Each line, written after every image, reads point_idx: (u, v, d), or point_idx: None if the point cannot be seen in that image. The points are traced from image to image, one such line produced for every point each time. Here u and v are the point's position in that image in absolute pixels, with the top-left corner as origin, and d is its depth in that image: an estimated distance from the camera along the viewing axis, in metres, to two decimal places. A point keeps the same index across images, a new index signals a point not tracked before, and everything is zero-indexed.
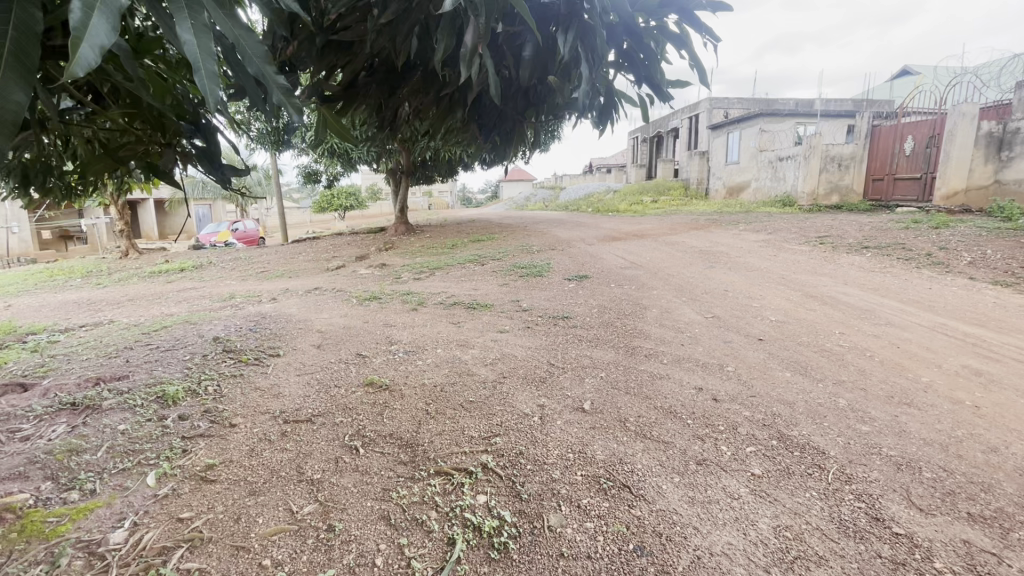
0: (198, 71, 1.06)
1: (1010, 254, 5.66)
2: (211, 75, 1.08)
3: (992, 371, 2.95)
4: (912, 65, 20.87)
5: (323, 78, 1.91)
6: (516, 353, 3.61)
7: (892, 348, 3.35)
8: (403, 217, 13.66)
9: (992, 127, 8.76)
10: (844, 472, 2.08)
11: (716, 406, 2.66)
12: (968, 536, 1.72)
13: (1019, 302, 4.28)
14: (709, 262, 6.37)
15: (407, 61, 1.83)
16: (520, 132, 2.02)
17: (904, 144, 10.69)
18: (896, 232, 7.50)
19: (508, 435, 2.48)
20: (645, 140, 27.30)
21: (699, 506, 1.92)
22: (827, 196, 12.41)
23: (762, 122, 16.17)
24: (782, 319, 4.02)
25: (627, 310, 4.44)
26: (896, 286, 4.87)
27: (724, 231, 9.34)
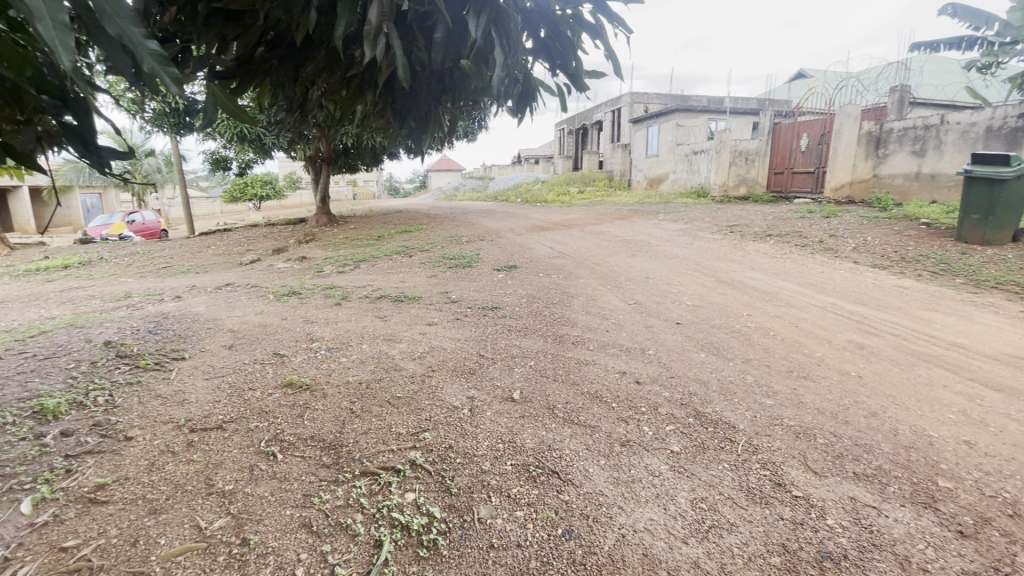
0: (42, 19, 1.13)
1: (887, 241, 6.38)
2: (59, 22, 1.15)
3: (873, 345, 3.32)
4: (806, 68, 22.88)
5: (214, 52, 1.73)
6: (446, 345, 3.56)
7: (791, 327, 3.67)
8: (324, 208, 12.96)
9: (872, 127, 9.84)
10: (751, 444, 2.24)
11: (639, 388, 2.78)
12: (855, 493, 1.92)
13: (893, 283, 4.85)
14: (632, 251, 6.65)
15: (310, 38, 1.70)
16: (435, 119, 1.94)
17: (800, 141, 11.71)
18: (794, 221, 8.24)
19: (437, 429, 2.43)
20: (571, 133, 27.95)
21: (623, 486, 2.00)
22: (736, 188, 13.23)
23: (678, 117, 16.99)
24: (697, 303, 4.27)
25: (555, 299, 4.52)
26: (795, 270, 5.35)
27: (646, 221, 9.76)
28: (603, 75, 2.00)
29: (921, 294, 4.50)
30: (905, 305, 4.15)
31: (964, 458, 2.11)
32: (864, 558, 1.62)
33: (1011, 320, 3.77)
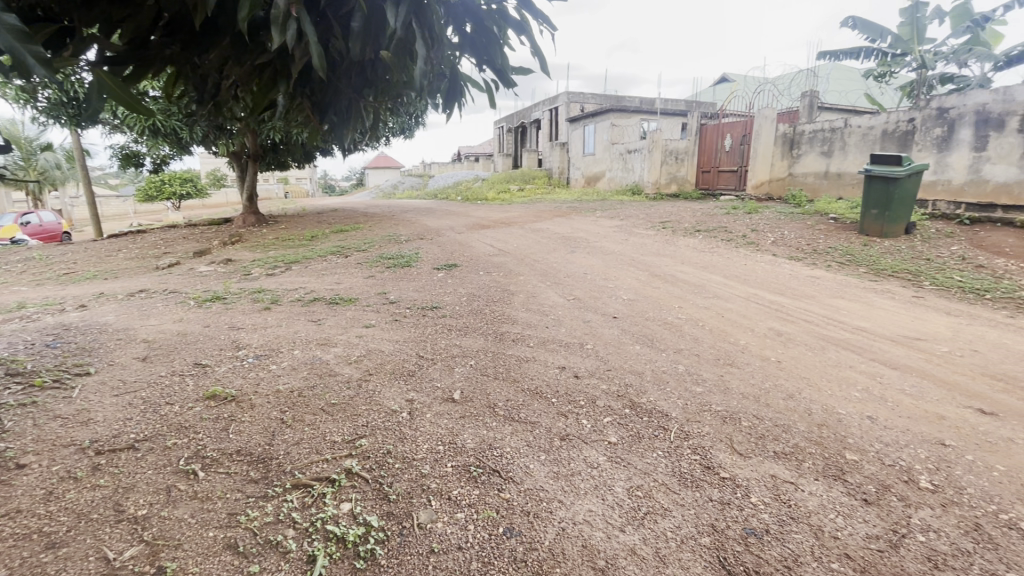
0: None
1: (801, 234, 6.90)
2: None
3: (789, 331, 3.58)
4: (729, 73, 24.28)
5: (100, 35, 1.59)
6: (383, 347, 3.45)
7: (718, 317, 3.88)
8: (252, 207, 12.26)
9: (786, 129, 10.60)
10: (683, 430, 2.35)
11: (577, 382, 2.84)
12: (775, 470, 2.06)
13: (807, 273, 5.25)
14: (571, 247, 6.77)
15: (209, 23, 1.60)
16: (358, 114, 1.86)
17: (724, 141, 12.42)
18: (720, 217, 8.72)
19: (374, 435, 2.36)
20: (510, 131, 28.13)
21: (563, 479, 2.03)
22: (668, 186, 13.83)
23: (613, 117, 17.51)
24: (633, 297, 4.42)
25: (495, 297, 4.52)
26: (721, 264, 5.66)
27: (584, 218, 9.98)
28: (532, 72, 2.01)
29: (830, 283, 4.91)
30: (817, 294, 4.50)
31: (867, 432, 2.31)
32: (784, 531, 1.74)
33: (905, 305, 4.19)
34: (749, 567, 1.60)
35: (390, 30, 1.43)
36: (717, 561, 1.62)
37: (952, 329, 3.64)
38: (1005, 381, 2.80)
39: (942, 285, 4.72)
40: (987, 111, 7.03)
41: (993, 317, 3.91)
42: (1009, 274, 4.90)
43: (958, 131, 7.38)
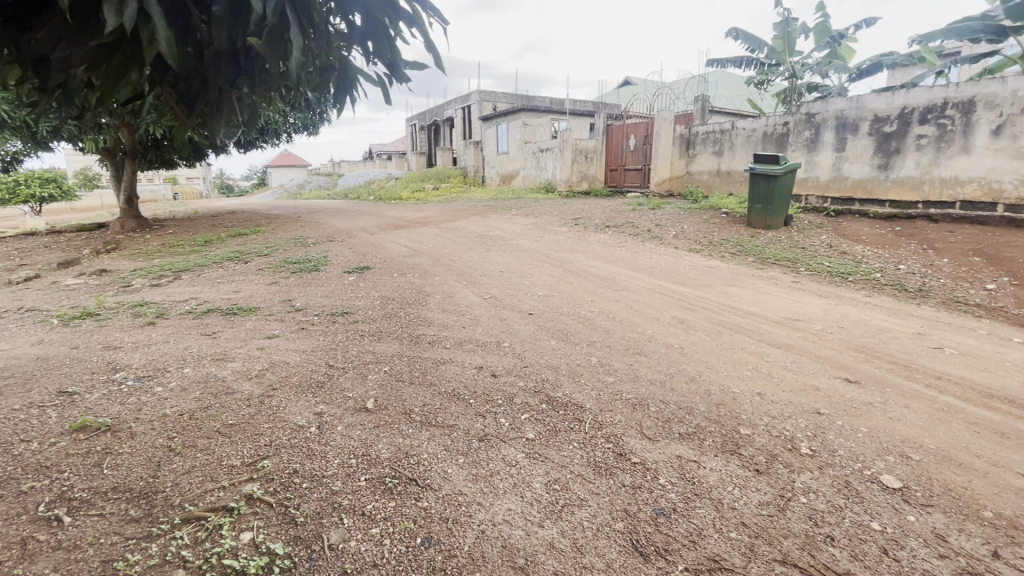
0: None
1: (698, 228, 7.46)
2: None
3: (690, 319, 3.84)
4: (631, 77, 25.66)
5: None
6: (289, 359, 3.23)
7: (627, 308, 4.07)
8: (132, 209, 10.98)
9: (682, 130, 11.40)
10: (597, 421, 2.42)
11: (495, 381, 2.84)
12: (680, 451, 2.19)
13: (703, 264, 5.67)
14: (487, 246, 6.78)
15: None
16: (232, 105, 1.65)
17: (629, 141, 13.09)
18: (628, 213, 9.18)
19: (279, 454, 2.19)
20: (423, 129, 27.69)
21: (482, 481, 2.01)
22: (579, 184, 14.34)
23: (524, 117, 17.79)
24: (547, 293, 4.51)
25: (410, 299, 4.40)
26: (630, 258, 5.95)
27: (499, 216, 10.06)
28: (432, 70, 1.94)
29: (724, 272, 5.34)
30: (713, 282, 4.88)
31: (758, 407, 2.54)
32: (689, 508, 1.85)
33: (786, 289, 4.66)
34: (659, 546, 1.68)
35: (259, 16, 1.31)
36: (630, 544, 1.69)
37: (823, 309, 4.11)
38: (866, 353, 3.22)
39: (815, 270, 5.32)
40: (844, 117, 8.02)
41: (855, 297, 4.47)
42: (866, 259, 5.64)
43: (823, 134, 8.35)
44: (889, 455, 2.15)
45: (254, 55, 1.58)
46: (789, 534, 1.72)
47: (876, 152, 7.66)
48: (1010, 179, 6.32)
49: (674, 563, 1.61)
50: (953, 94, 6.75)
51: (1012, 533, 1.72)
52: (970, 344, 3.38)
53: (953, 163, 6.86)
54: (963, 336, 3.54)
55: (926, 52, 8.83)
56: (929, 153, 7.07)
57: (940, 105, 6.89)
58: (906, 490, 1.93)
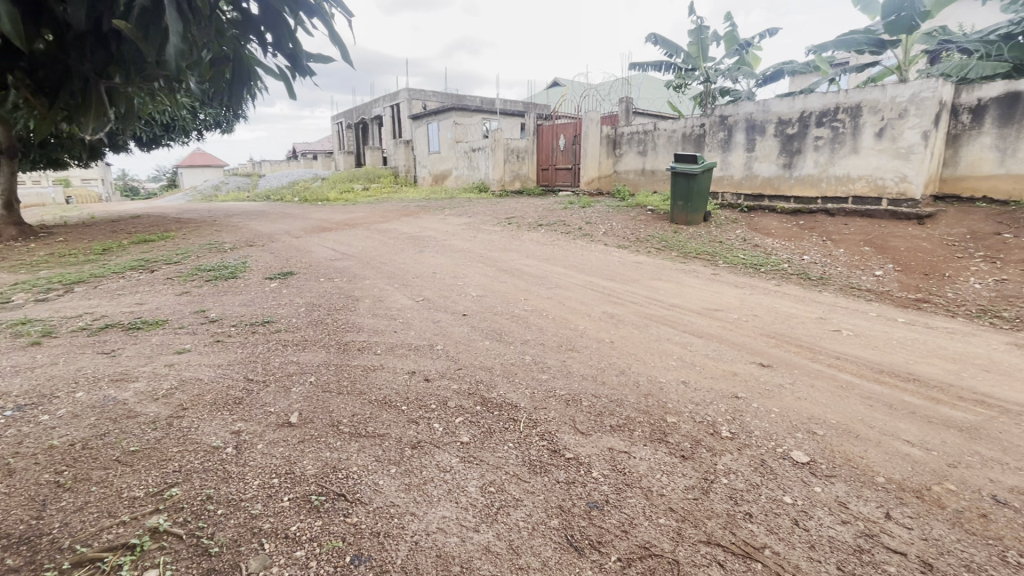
0: None
1: (626, 225, 7.73)
2: None
3: (620, 313, 3.96)
4: (559, 78, 26.17)
5: None
6: (201, 375, 2.98)
7: (559, 306, 4.13)
8: (12, 216, 9.71)
9: (608, 131, 11.77)
10: (531, 419, 2.44)
11: (428, 386, 2.77)
12: (611, 443, 2.24)
13: (632, 260, 5.89)
14: (419, 247, 6.64)
15: None
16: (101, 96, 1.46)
17: (559, 141, 13.35)
18: (559, 212, 9.35)
19: (191, 481, 2.01)
20: (350, 127, 26.72)
21: (415, 490, 1.95)
22: (511, 183, 14.45)
23: (455, 116, 17.62)
24: (481, 293, 4.48)
25: (338, 305, 4.21)
26: (562, 255, 6.05)
27: (432, 216, 9.90)
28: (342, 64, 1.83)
29: (651, 267, 5.57)
30: (640, 277, 5.07)
31: (683, 395, 2.66)
32: (621, 498, 1.90)
33: (706, 282, 4.93)
34: (592, 540, 1.70)
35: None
36: (565, 540, 1.70)
37: (740, 299, 4.39)
38: (777, 338, 3.47)
39: (732, 263, 5.68)
40: (753, 120, 8.63)
41: (767, 287, 4.82)
42: (775, 251, 6.09)
43: (735, 135, 8.94)
44: (798, 432, 2.32)
45: (127, 41, 1.41)
46: (712, 515, 1.81)
47: (781, 153, 8.31)
48: (891, 176, 7.07)
49: (607, 554, 1.65)
50: (843, 100, 7.43)
51: (900, 495, 1.91)
52: (864, 326, 3.74)
53: (845, 162, 7.57)
54: (858, 319, 3.91)
55: (820, 61, 9.68)
56: (826, 153, 7.76)
57: (833, 110, 7.58)
58: (812, 464, 2.09)
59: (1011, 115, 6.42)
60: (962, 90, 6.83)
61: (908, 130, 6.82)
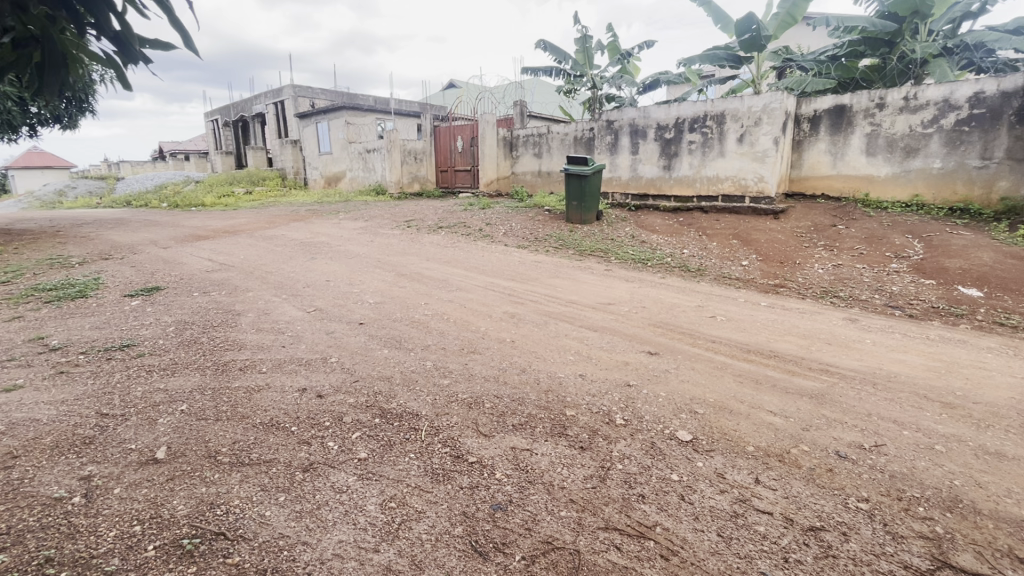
0: None
1: (525, 225, 7.90)
2: None
3: (520, 312, 4.02)
4: (455, 80, 26.08)
5: None
6: (39, 415, 2.51)
7: (460, 308, 4.09)
8: None
9: (505, 134, 12.05)
10: (433, 426, 2.38)
11: (321, 403, 2.59)
12: (514, 442, 2.26)
13: (531, 259, 6.02)
14: (311, 254, 6.23)
15: None
16: None
17: (457, 142, 13.30)
18: (460, 214, 9.33)
19: (22, 542, 1.67)
20: (228, 125, 24.45)
21: (307, 517, 1.81)
22: (410, 185, 14.13)
23: (346, 114, 16.72)
24: (379, 300, 4.31)
25: (215, 321, 3.80)
26: (461, 257, 6.02)
27: (325, 221, 9.35)
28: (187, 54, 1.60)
29: (550, 265, 5.74)
30: (540, 276, 5.20)
31: (580, 388, 2.76)
32: (523, 497, 1.92)
33: (600, 277, 5.20)
34: (497, 542, 1.70)
35: None
36: (470, 547, 1.68)
37: (630, 292, 4.67)
38: (663, 327, 3.74)
39: (622, 259, 6.04)
40: (635, 124, 9.26)
41: (653, 280, 5.19)
42: (660, 246, 6.59)
43: (620, 139, 9.52)
44: (682, 412, 2.52)
45: None
46: (610, 501, 1.90)
47: (661, 155, 9.01)
48: (752, 177, 7.98)
49: (511, 554, 1.65)
50: (710, 109, 8.25)
51: (766, 460, 2.15)
52: (734, 311, 4.18)
53: (714, 165, 8.40)
54: (731, 305, 4.34)
55: (690, 73, 10.66)
56: (698, 156, 8.56)
57: (703, 117, 8.38)
58: (695, 441, 2.28)
59: (840, 124, 7.55)
60: (802, 102, 7.90)
61: (763, 136, 7.75)
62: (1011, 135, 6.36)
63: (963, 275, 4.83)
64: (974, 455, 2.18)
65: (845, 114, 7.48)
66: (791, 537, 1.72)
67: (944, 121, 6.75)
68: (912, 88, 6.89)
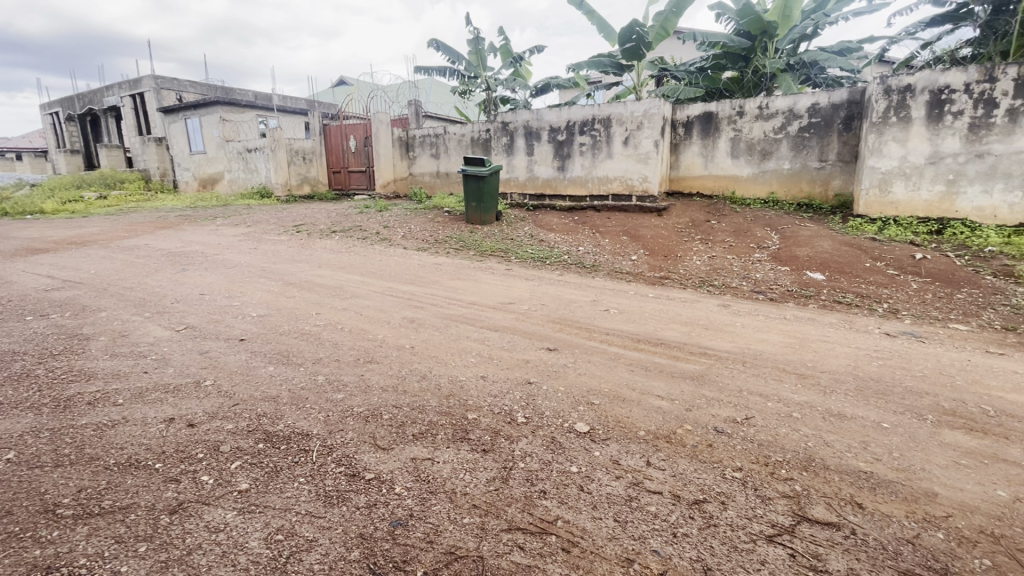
0: None
1: (424, 227, 7.76)
2: None
3: (420, 317, 3.92)
4: (346, 77, 24.90)
5: None
6: None
7: (356, 316, 3.90)
8: None
9: (400, 134, 11.65)
10: (326, 445, 2.22)
11: (193, 433, 2.30)
12: (415, 453, 2.19)
13: (431, 262, 5.91)
14: (181, 265, 5.57)
15: None
16: None
17: (349, 142, 12.78)
18: (355, 217, 8.92)
19: None
20: (72, 120, 21.08)
21: (174, 566, 1.58)
22: (300, 188, 13.25)
23: (221, 110, 15.00)
24: (264, 312, 3.96)
25: (56, 349, 3.23)
26: (357, 263, 5.74)
27: (198, 227, 8.43)
28: None
29: (450, 267, 5.69)
30: (439, 278, 5.12)
31: (481, 390, 2.74)
32: (424, 509, 1.85)
33: (501, 277, 5.24)
34: (397, 560, 1.62)
35: None
36: (367, 572, 1.57)
37: (530, 290, 4.77)
38: (563, 323, 3.85)
39: (522, 258, 6.15)
40: (529, 127, 9.50)
41: (551, 277, 5.35)
42: (557, 245, 6.82)
43: (516, 140, 9.72)
44: (580, 405, 2.61)
45: None
46: (512, 501, 1.90)
47: (555, 157, 9.34)
48: (637, 177, 8.56)
49: (412, 572, 1.58)
50: (598, 113, 8.70)
51: (655, 443, 2.29)
52: (626, 303, 4.44)
53: (604, 166, 8.88)
54: (623, 298, 4.60)
55: (578, 78, 11.14)
56: (589, 157, 8.99)
57: (591, 121, 8.82)
58: (592, 432, 2.36)
59: (709, 129, 8.36)
60: (677, 108, 8.61)
61: (645, 139, 8.34)
62: (841, 140, 7.46)
63: (810, 262, 5.58)
64: (822, 418, 2.51)
65: (712, 120, 8.30)
66: (678, 513, 1.84)
67: (791, 127, 7.74)
68: (764, 99, 7.83)
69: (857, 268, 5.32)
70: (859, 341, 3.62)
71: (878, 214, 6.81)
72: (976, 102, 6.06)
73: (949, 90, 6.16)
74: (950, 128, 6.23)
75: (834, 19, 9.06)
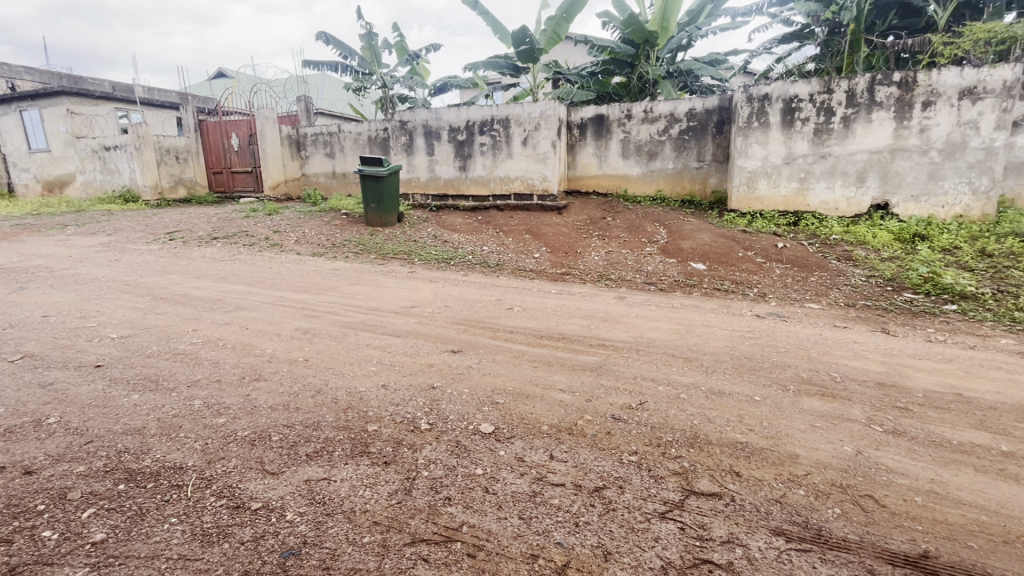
0: None
1: (320, 231, 7.33)
2: None
3: (315, 327, 3.68)
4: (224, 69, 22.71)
5: None
6: None
7: (240, 331, 3.56)
8: None
9: (289, 131, 10.91)
10: (203, 477, 2.00)
11: (31, 482, 1.94)
12: (308, 474, 2.03)
13: (327, 267, 5.59)
14: (18, 283, 4.72)
15: None
16: None
17: (231, 140, 11.74)
18: (239, 221, 8.19)
19: None
20: None
21: None
22: (173, 190, 11.94)
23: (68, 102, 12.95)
24: (126, 333, 3.48)
25: None
26: (242, 272, 5.26)
27: (43, 238, 7.23)
28: None
29: (348, 272, 5.41)
30: (337, 284, 4.85)
31: (382, 400, 2.63)
32: (319, 534, 1.73)
33: (403, 281, 5.09)
34: None
35: None
36: None
37: (433, 293, 4.68)
38: (466, 325, 3.82)
39: (425, 260, 6.04)
40: (428, 125, 9.36)
41: (455, 278, 5.31)
42: (461, 245, 6.78)
43: (415, 139, 9.53)
44: (484, 406, 2.60)
45: None
46: (415, 513, 1.84)
47: (456, 156, 9.29)
48: (537, 177, 8.77)
49: None
50: (496, 113, 8.78)
51: (558, 436, 2.35)
52: (528, 301, 4.51)
53: (505, 165, 8.99)
54: (526, 296, 4.69)
55: (476, 78, 11.17)
56: (490, 157, 9.05)
57: (490, 121, 8.88)
58: (495, 432, 2.37)
59: (601, 131, 8.80)
60: (572, 110, 8.96)
61: (543, 139, 8.57)
62: (714, 142, 8.22)
63: (693, 253, 6.09)
64: (705, 396, 2.74)
65: (604, 122, 8.75)
66: (579, 503, 1.90)
67: (672, 130, 8.39)
68: (648, 103, 8.40)
69: (731, 257, 5.90)
70: (734, 324, 4.01)
71: (748, 209, 7.62)
72: (818, 110, 6.97)
73: (797, 99, 7.04)
74: (800, 132, 7.13)
75: (705, 32, 9.98)
